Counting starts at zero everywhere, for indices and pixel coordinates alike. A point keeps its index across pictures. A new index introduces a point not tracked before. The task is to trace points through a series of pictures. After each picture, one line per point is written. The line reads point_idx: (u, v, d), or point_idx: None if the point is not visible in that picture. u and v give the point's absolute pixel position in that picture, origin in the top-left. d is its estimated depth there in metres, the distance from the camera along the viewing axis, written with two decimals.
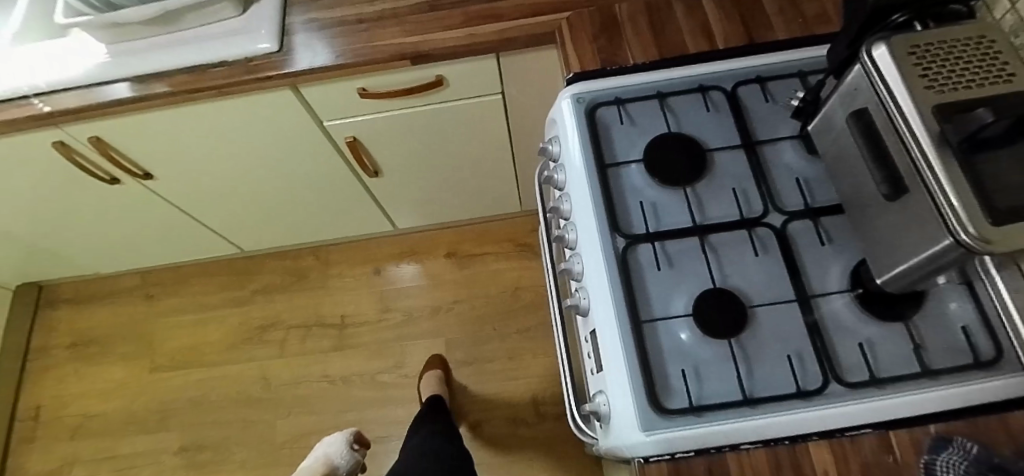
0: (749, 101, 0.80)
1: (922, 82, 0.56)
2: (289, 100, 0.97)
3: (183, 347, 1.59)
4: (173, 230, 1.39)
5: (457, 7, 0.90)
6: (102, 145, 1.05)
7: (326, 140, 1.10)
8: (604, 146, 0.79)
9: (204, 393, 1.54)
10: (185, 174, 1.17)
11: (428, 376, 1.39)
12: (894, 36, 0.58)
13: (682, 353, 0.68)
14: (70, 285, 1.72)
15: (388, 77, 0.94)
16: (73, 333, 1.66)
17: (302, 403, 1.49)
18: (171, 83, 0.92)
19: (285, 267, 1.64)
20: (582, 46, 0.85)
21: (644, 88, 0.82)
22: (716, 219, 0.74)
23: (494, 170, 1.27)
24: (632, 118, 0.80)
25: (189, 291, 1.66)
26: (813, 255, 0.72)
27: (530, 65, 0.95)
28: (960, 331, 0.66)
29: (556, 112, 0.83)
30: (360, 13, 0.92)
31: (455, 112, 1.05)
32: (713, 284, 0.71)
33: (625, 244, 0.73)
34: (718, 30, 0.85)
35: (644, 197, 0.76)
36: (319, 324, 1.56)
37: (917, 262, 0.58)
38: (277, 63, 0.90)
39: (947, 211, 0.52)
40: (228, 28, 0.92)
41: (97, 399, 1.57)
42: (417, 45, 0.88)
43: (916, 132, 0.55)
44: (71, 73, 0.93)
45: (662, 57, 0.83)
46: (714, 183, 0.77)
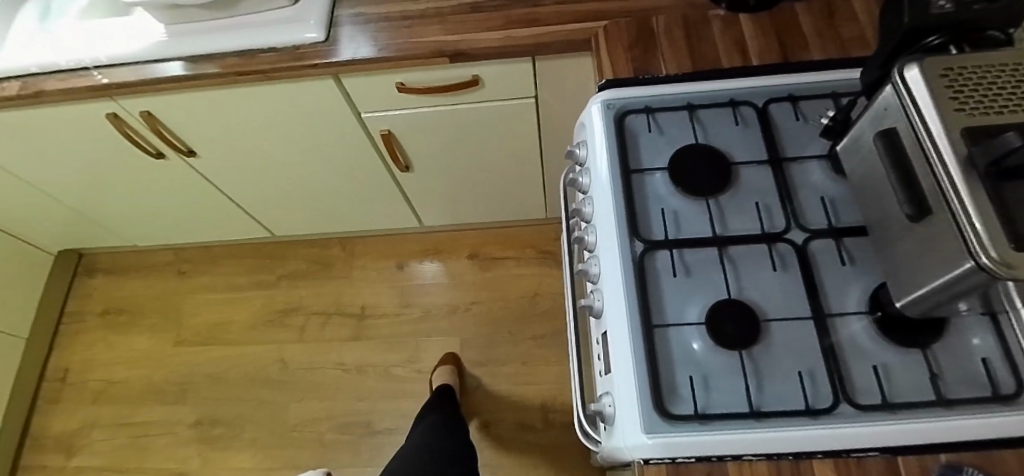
0: (779, 118, 0.80)
1: (952, 104, 0.56)
2: (329, 89, 1.01)
3: (207, 324, 1.65)
4: (208, 209, 1.45)
5: (498, 10, 0.93)
6: (152, 120, 1.11)
7: (362, 131, 1.13)
8: (630, 152, 0.80)
9: (223, 370, 1.58)
10: (225, 154, 1.22)
11: (442, 370, 1.41)
12: (927, 59, 0.59)
13: (693, 361, 0.68)
14: (108, 255, 1.80)
15: (427, 73, 0.97)
16: (106, 301, 1.73)
17: (315, 388, 1.51)
18: (221, 65, 0.97)
19: (311, 255, 1.68)
20: (617, 54, 0.86)
21: (675, 98, 0.83)
22: (736, 232, 0.74)
23: (522, 174, 1.29)
24: (660, 127, 0.81)
25: (218, 270, 1.71)
26: (833, 274, 0.71)
27: (565, 71, 0.97)
28: (980, 362, 0.66)
29: (586, 117, 0.85)
30: (404, 10, 0.96)
31: (488, 113, 1.08)
32: (728, 295, 0.71)
33: (643, 249, 0.74)
34: (754, 47, 0.85)
35: (667, 205, 0.77)
36: (339, 313, 1.59)
37: (937, 285, 0.58)
38: (323, 52, 0.94)
39: (969, 233, 0.53)
40: (279, 17, 0.96)
41: (122, 366, 1.63)
42: (456, 44, 0.91)
43: (943, 154, 0.55)
44: (130, 50, 0.99)
45: (694, 69, 0.84)
46: (738, 197, 0.77)
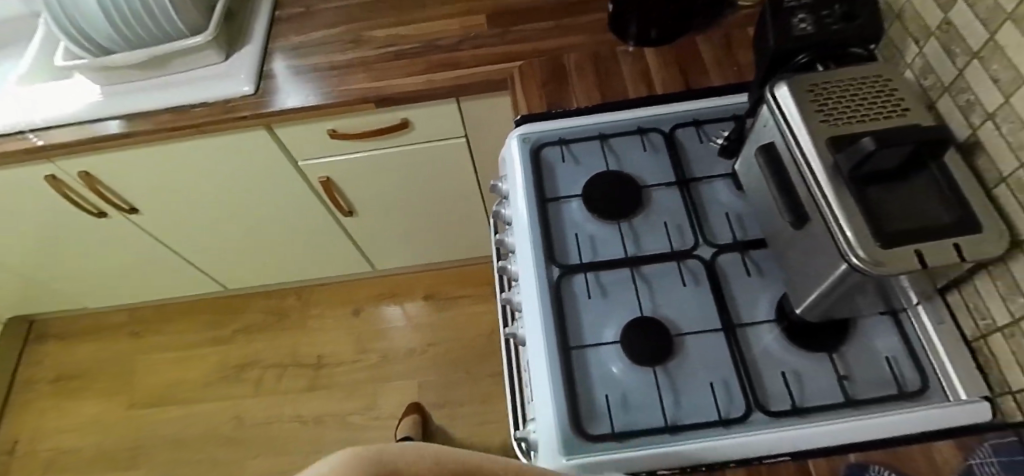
0: (686, 142, 0.84)
1: (817, 116, 0.61)
2: (263, 139, 1.04)
3: (161, 383, 1.61)
4: (158, 265, 1.44)
5: (420, 56, 0.98)
6: (91, 180, 1.12)
7: (302, 180, 1.16)
8: (547, 182, 0.83)
9: (178, 430, 1.53)
10: (168, 210, 1.23)
11: (410, 422, 1.37)
12: (793, 78, 0.64)
13: (611, 381, 0.69)
14: (60, 320, 1.76)
15: (357, 118, 1.00)
16: (57, 368, 1.68)
17: (272, 442, 1.47)
18: (155, 121, 0.99)
19: (267, 307, 1.67)
20: (531, 91, 0.91)
21: (588, 129, 0.86)
22: (649, 251, 0.77)
23: (466, 213, 1.32)
24: (574, 157, 0.85)
25: (173, 328, 1.69)
26: (742, 287, 0.74)
27: (490, 110, 1.01)
28: (885, 362, 0.68)
29: (505, 152, 0.88)
30: (332, 61, 1.00)
31: (422, 154, 1.11)
32: (643, 313, 0.73)
33: (559, 273, 0.76)
34: (658, 76, 0.90)
35: (584, 230, 0.80)
36: (295, 364, 1.57)
37: (824, 287, 0.61)
38: (253, 104, 0.97)
39: (838, 235, 0.56)
40: (212, 73, 1.00)
41: (72, 434, 1.57)
42: (380, 90, 0.94)
43: (812, 163, 0.59)
44: (66, 111, 1.01)
45: (603, 101, 0.89)
46: (650, 218, 0.80)
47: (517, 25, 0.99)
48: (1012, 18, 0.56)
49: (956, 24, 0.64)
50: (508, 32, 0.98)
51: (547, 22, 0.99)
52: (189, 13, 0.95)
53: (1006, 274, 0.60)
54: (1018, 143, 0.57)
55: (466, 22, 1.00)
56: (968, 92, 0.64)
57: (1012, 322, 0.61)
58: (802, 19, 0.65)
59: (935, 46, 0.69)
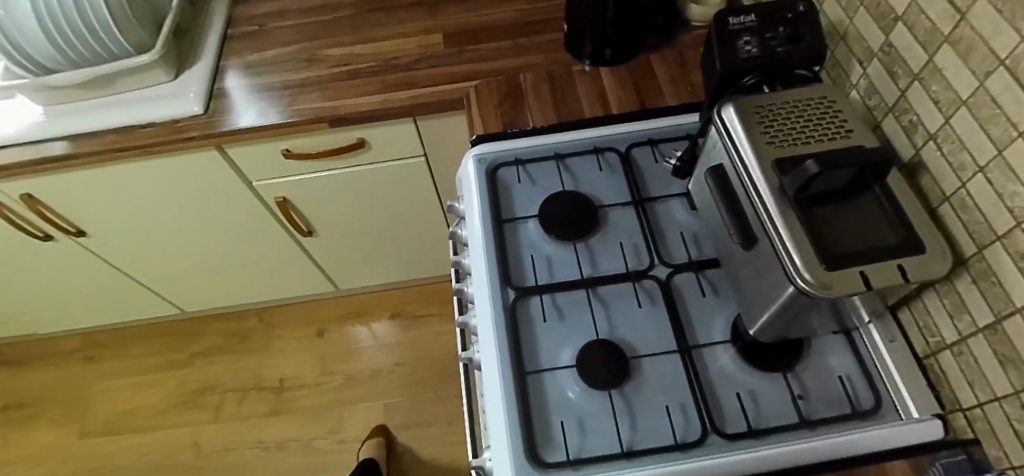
0: (642, 161, 0.84)
1: (763, 138, 0.61)
2: (215, 160, 1.01)
3: (116, 410, 1.54)
4: (110, 288, 1.38)
5: (376, 75, 0.96)
6: (34, 202, 1.07)
7: (257, 200, 1.13)
8: (503, 203, 0.82)
9: (133, 459, 1.47)
10: (119, 232, 1.18)
11: (372, 442, 1.35)
12: (740, 99, 0.64)
13: (568, 406, 0.68)
14: (8, 346, 1.68)
15: (312, 138, 0.98)
16: (3, 397, 1.60)
17: (232, 470, 1.42)
18: (100, 142, 0.95)
19: (229, 329, 1.62)
20: (488, 110, 0.90)
21: (545, 149, 0.86)
22: (605, 272, 0.76)
23: (430, 231, 1.30)
24: (531, 177, 0.84)
25: (129, 353, 1.62)
26: (697, 307, 0.73)
27: (449, 128, 1.00)
28: (839, 381, 0.68)
29: (462, 173, 0.86)
30: (286, 80, 0.98)
31: (381, 173, 1.09)
32: (599, 336, 0.72)
33: (515, 296, 0.74)
34: (614, 96, 0.91)
35: (540, 252, 0.79)
36: (257, 388, 1.52)
37: (775, 309, 0.61)
38: (204, 124, 0.94)
39: (786, 258, 0.56)
40: (161, 93, 0.97)
41: (18, 467, 1.49)
42: (333, 109, 0.92)
43: (760, 184, 0.59)
44: (5, 131, 0.96)
45: (559, 120, 0.88)
46: (607, 239, 0.79)
47: (474, 44, 0.98)
48: (948, 41, 0.56)
49: (897, 46, 0.65)
50: (465, 51, 0.98)
51: (505, 41, 0.99)
52: (134, 31, 0.92)
53: (952, 293, 0.61)
54: (958, 164, 0.58)
55: (423, 41, 1.00)
56: (910, 112, 0.65)
57: (960, 340, 0.61)
58: (748, 41, 0.65)
59: (877, 67, 0.70)
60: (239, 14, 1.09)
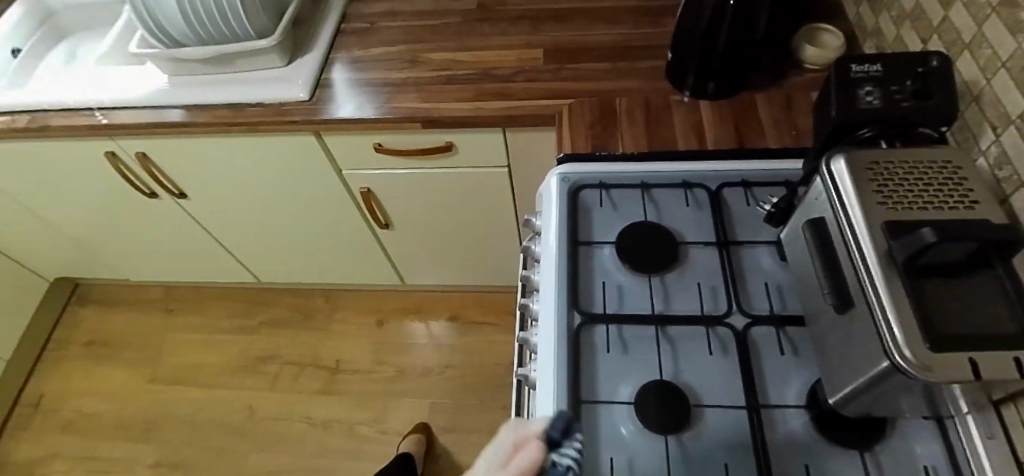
0: (731, 202, 0.81)
1: (875, 198, 0.57)
2: (311, 145, 1.06)
3: (185, 363, 1.65)
4: (198, 249, 1.48)
5: (473, 83, 0.98)
6: (147, 162, 1.17)
7: (343, 188, 1.18)
8: (582, 225, 0.81)
9: (192, 411, 1.56)
10: (215, 199, 1.27)
11: (412, 438, 1.36)
12: (853, 152, 0.60)
13: (619, 443, 0.65)
14: (103, 287, 1.83)
15: (404, 136, 1.02)
16: (93, 332, 1.74)
17: (278, 439, 1.48)
18: (213, 115, 1.03)
19: (296, 304, 1.70)
20: (578, 131, 0.89)
21: (631, 177, 0.84)
22: (678, 311, 0.73)
23: (500, 241, 1.31)
24: (613, 203, 0.83)
25: (206, 311, 1.74)
26: (773, 365, 0.69)
27: (535, 143, 1.00)
28: (922, 471, 0.62)
29: (543, 189, 0.87)
30: (388, 77, 1.02)
31: (463, 178, 1.11)
32: (662, 376, 0.69)
33: (580, 321, 0.73)
34: (710, 130, 0.88)
35: (612, 280, 0.77)
36: (313, 365, 1.58)
37: (863, 382, 0.56)
38: (307, 110, 1.00)
39: (885, 331, 0.52)
40: (273, 76, 1.03)
41: (94, 398, 1.62)
42: (428, 111, 0.95)
43: (863, 247, 0.55)
44: (134, 94, 1.06)
45: (650, 149, 0.87)
46: (684, 277, 0.76)
47: (572, 63, 0.98)
48: None
49: None
50: (562, 69, 0.98)
51: (604, 64, 0.98)
52: (258, 17, 0.99)
53: None
54: None
55: (522, 55, 1.01)
56: None
57: None
58: (870, 92, 0.61)
59: (1013, 136, 0.63)
60: (353, 12, 1.15)
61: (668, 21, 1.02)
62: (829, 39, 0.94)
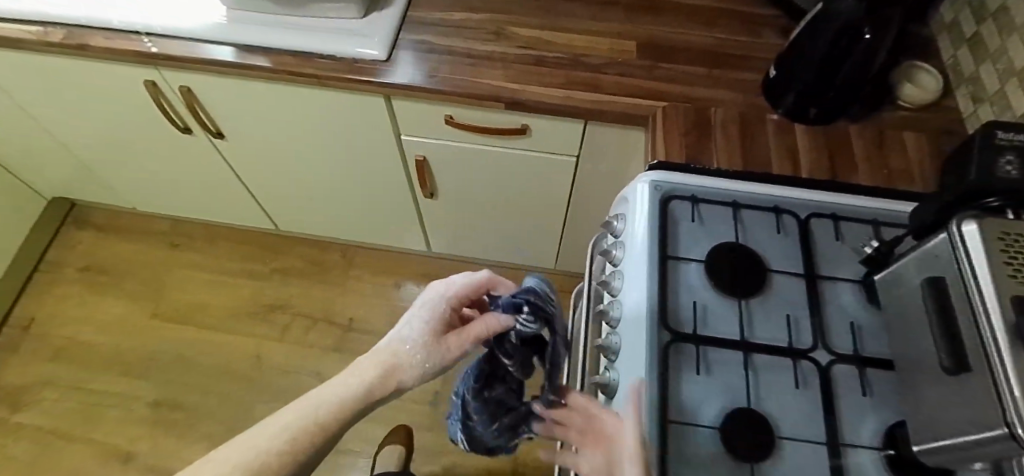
0: (819, 234, 0.81)
1: (1007, 268, 0.55)
2: (377, 106, 1.00)
3: (190, 302, 1.58)
4: (219, 188, 1.40)
5: (563, 67, 0.94)
6: (189, 97, 1.08)
7: (397, 153, 1.13)
8: (670, 239, 0.80)
9: (195, 353, 1.51)
10: (253, 144, 1.19)
11: (388, 449, 1.33)
12: (987, 218, 0.59)
13: (700, 465, 0.66)
14: (101, 211, 1.72)
15: (480, 114, 0.97)
16: (89, 257, 1.65)
17: (286, 393, 1.45)
18: (276, 61, 0.96)
19: (310, 255, 1.64)
20: (672, 138, 0.87)
21: (723, 194, 0.83)
22: (763, 340, 0.74)
23: (542, 224, 1.30)
24: (703, 218, 0.82)
25: (213, 250, 1.65)
26: (852, 403, 0.70)
27: (615, 139, 0.98)
28: None
29: (630, 193, 0.85)
30: (470, 48, 0.96)
31: (527, 161, 1.08)
32: (747, 404, 0.69)
33: (669, 339, 0.73)
34: (804, 157, 0.87)
35: (696, 298, 0.77)
36: (325, 321, 1.54)
37: (963, 441, 0.56)
38: (381, 71, 0.94)
39: (1008, 401, 0.51)
40: (347, 27, 0.96)
41: (90, 328, 1.55)
42: (515, 92, 0.91)
43: (990, 314, 0.54)
44: (186, 24, 0.97)
45: (744, 168, 0.85)
46: (769, 305, 0.76)
47: (667, 62, 0.95)
48: None
49: None
50: (656, 67, 0.94)
51: (699, 68, 0.94)
52: None
53: None
54: None
55: (615, 45, 0.96)
56: None
57: None
58: (1009, 161, 0.61)
59: None
60: None
61: (765, 31, 0.99)
62: (926, 79, 0.93)
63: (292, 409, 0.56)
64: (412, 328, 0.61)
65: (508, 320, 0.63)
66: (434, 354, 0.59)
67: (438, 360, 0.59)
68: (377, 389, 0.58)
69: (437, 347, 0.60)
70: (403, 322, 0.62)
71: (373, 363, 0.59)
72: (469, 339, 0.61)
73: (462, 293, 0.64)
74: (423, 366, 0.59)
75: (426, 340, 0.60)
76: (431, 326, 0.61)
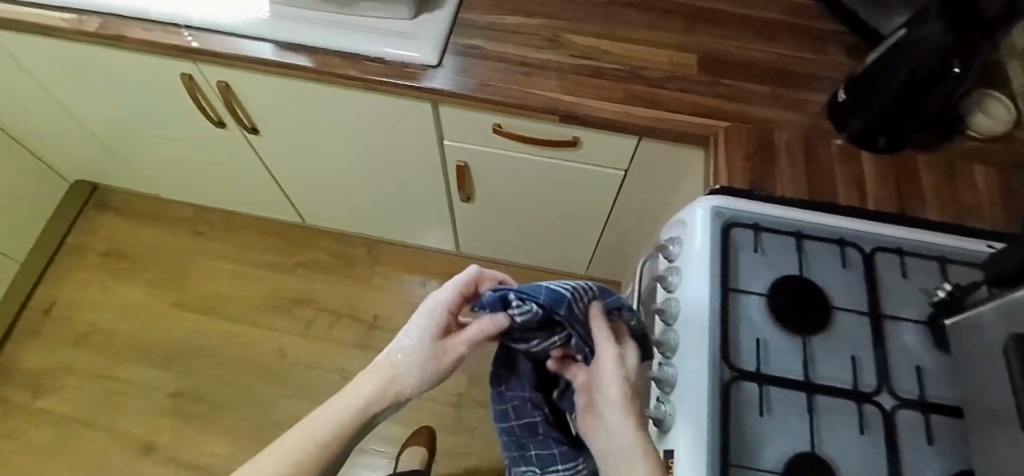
0: (885, 270, 0.78)
1: None
2: (423, 111, 0.97)
3: (213, 292, 1.56)
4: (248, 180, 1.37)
5: (621, 81, 0.90)
6: (227, 92, 1.04)
7: (438, 157, 1.10)
8: (731, 269, 0.78)
9: (218, 345, 1.50)
10: (289, 140, 1.16)
11: (410, 451, 1.33)
12: None
13: None
14: (123, 195, 1.69)
15: (530, 124, 0.94)
16: (111, 242, 1.63)
17: (309, 388, 1.44)
18: (321, 62, 0.92)
19: (334, 249, 1.62)
20: (735, 162, 0.84)
21: (787, 224, 0.80)
22: (825, 380, 0.71)
23: (579, 231, 1.27)
24: (764, 248, 0.79)
25: (235, 240, 1.63)
26: (916, 451, 0.68)
27: (669, 156, 0.95)
28: None
29: (688, 217, 0.83)
30: (524, 56, 0.92)
31: (573, 172, 1.05)
32: (809, 449, 0.67)
33: (730, 376, 0.71)
34: (871, 187, 0.84)
35: (757, 333, 0.74)
36: (350, 317, 1.53)
37: None
38: (433, 77, 0.90)
39: None
40: (397, 29, 0.93)
41: (112, 315, 1.53)
42: (571, 106, 0.88)
43: None
44: (229, 19, 0.93)
45: (809, 197, 0.83)
46: (831, 343, 0.74)
47: (728, 79, 0.91)
48: None
49: None
50: (718, 84, 0.91)
51: (762, 86, 0.91)
52: None
53: None
54: None
55: (675, 58, 0.93)
56: None
57: None
58: None
59: None
60: None
61: (829, 49, 0.95)
62: None
63: (300, 428, 0.59)
64: (408, 339, 0.64)
65: (501, 318, 0.64)
66: (432, 363, 0.62)
67: (434, 367, 0.62)
68: (375, 405, 0.61)
69: (435, 355, 0.63)
70: (399, 334, 0.65)
71: (372, 378, 0.61)
72: (465, 342, 0.64)
73: (452, 298, 0.66)
74: (420, 375, 0.61)
75: (421, 346, 0.63)
76: (425, 334, 0.63)
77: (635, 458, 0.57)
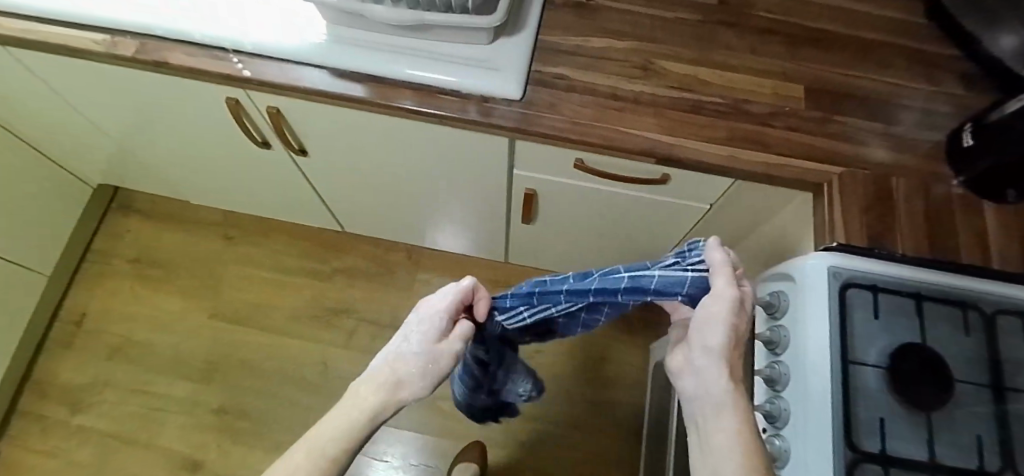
0: (1009, 335, 0.70)
1: None
2: (498, 145, 0.88)
3: (250, 301, 1.51)
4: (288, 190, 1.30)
5: (722, 117, 0.82)
6: (276, 117, 0.95)
7: (506, 184, 1.03)
8: (848, 336, 0.70)
9: (259, 357, 1.46)
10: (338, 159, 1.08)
11: (462, 465, 1.31)
12: None
13: None
14: (148, 196, 1.61)
15: (618, 162, 0.86)
16: (139, 248, 1.56)
17: None
18: (388, 93, 0.83)
19: (373, 254, 1.56)
20: (852, 215, 0.78)
21: (903, 283, 0.73)
22: (953, 464, 0.64)
23: (643, 249, 1.22)
24: (881, 310, 0.71)
25: (269, 245, 1.56)
26: None
27: (765, 196, 0.88)
28: None
29: (796, 273, 0.74)
30: (616, 87, 0.83)
31: (652, 202, 0.99)
32: None
33: (851, 461, 0.64)
34: (995, 243, 0.78)
35: (878, 410, 0.66)
36: (393, 327, 1.49)
37: None
38: (517, 115, 0.81)
39: None
40: (472, 56, 0.84)
41: (147, 326, 1.48)
42: (671, 148, 0.80)
43: None
44: (282, 43, 0.83)
45: (932, 255, 0.77)
46: (955, 419, 0.66)
47: (839, 115, 0.84)
48: None
49: None
50: (828, 121, 0.83)
51: (872, 122, 0.84)
52: None
53: None
54: None
55: (780, 89, 0.85)
56: None
57: None
58: None
59: None
60: None
61: (944, 77, 0.87)
62: None
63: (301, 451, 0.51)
64: (411, 343, 0.58)
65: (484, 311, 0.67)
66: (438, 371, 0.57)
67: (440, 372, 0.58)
68: (379, 416, 0.55)
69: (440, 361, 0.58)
70: (398, 336, 0.59)
71: (375, 389, 0.55)
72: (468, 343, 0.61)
73: (452, 306, 0.60)
74: (427, 383, 0.57)
75: (423, 354, 0.58)
76: (430, 342, 0.58)
77: (722, 407, 0.55)
